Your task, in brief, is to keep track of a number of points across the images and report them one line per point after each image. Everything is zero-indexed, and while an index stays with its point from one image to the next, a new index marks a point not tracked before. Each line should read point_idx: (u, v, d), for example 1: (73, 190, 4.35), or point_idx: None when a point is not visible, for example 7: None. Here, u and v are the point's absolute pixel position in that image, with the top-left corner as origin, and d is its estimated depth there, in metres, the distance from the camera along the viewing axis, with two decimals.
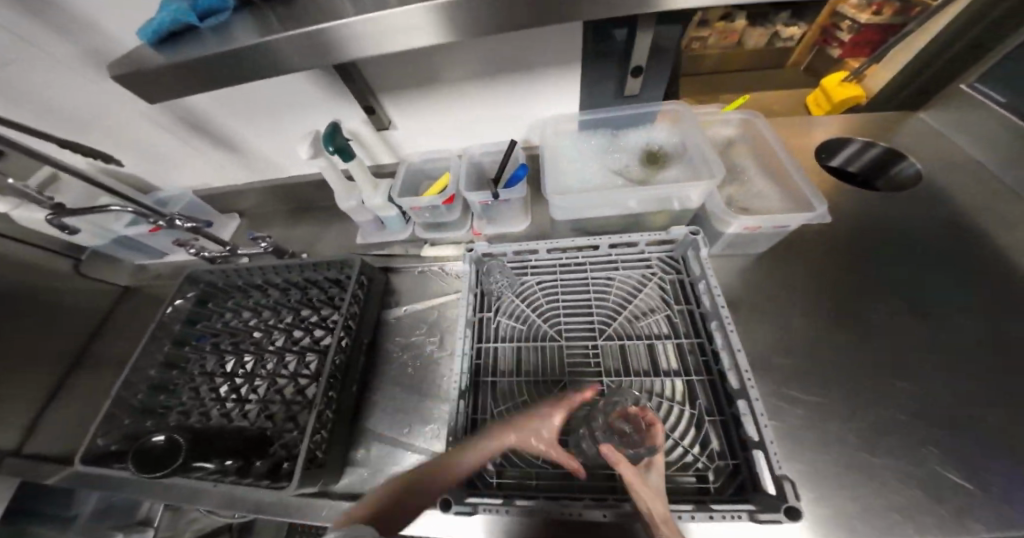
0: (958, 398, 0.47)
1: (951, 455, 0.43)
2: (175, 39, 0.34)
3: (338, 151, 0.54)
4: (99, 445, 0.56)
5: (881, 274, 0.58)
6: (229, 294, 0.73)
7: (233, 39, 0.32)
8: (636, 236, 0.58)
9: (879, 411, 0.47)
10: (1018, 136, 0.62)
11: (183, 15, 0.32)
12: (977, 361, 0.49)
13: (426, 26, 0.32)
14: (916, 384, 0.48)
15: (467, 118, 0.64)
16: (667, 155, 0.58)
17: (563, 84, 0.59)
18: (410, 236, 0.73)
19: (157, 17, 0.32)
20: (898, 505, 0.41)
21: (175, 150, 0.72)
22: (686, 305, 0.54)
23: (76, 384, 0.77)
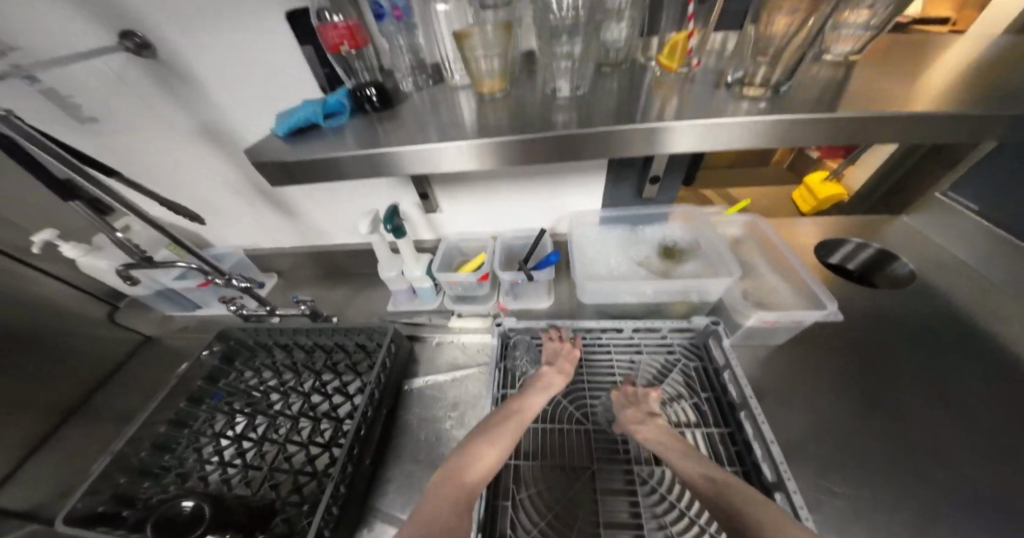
0: (1001, 502, 0.46)
1: None
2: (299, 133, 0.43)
3: (393, 230, 0.62)
4: (83, 507, 0.51)
5: (894, 362, 0.60)
6: (255, 353, 0.72)
7: (344, 135, 0.41)
8: (658, 323, 0.61)
9: (923, 505, 0.46)
10: (991, 238, 0.69)
11: (314, 117, 0.41)
12: (1010, 455, 0.49)
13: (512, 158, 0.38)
14: (954, 477, 0.48)
15: (504, 208, 0.73)
16: (682, 250, 0.65)
17: (592, 185, 0.69)
18: (438, 306, 0.77)
19: (295, 117, 0.41)
20: None
21: (237, 211, 0.81)
22: (711, 393, 0.55)
23: (64, 438, 0.73)
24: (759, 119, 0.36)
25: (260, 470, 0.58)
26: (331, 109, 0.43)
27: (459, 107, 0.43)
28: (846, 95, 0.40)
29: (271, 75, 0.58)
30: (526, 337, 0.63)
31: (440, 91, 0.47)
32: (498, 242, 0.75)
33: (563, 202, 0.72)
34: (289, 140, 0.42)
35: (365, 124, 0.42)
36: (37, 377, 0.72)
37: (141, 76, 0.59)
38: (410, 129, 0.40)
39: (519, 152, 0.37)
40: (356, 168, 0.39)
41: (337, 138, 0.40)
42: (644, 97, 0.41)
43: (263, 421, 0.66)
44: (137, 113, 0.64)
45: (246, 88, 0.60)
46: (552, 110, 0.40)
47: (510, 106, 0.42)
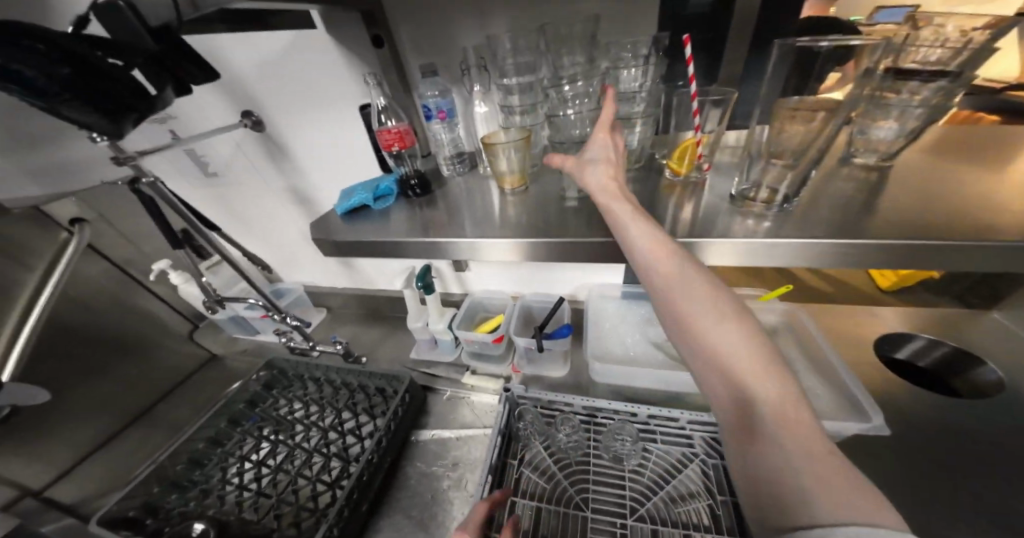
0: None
1: None
2: (354, 212, 0.51)
3: (423, 287, 0.68)
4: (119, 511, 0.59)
5: (967, 496, 0.51)
6: (292, 384, 0.80)
7: (386, 215, 0.49)
8: (675, 412, 0.57)
9: None
10: None
11: (365, 198, 0.50)
12: None
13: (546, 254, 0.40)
14: None
15: (528, 273, 0.78)
16: None
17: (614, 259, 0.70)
18: (456, 359, 0.81)
19: (352, 200, 0.50)
20: None
21: (304, 254, 0.94)
22: (730, 498, 0.50)
23: (127, 438, 0.84)
24: (758, 227, 0.37)
25: (269, 499, 0.63)
26: (381, 194, 0.51)
27: (485, 195, 0.50)
28: (876, 203, 0.38)
29: (345, 154, 0.71)
30: (534, 404, 0.63)
31: (472, 177, 0.55)
32: (518, 303, 0.77)
33: (585, 272, 0.74)
34: (344, 217, 0.50)
35: (405, 206, 0.50)
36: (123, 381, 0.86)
37: (255, 149, 0.76)
38: (438, 214, 0.47)
39: (546, 250, 0.39)
40: (401, 248, 0.44)
41: (381, 218, 0.48)
42: (654, 196, 0.45)
43: (283, 450, 0.71)
44: (246, 176, 0.81)
45: (325, 160, 0.73)
46: (564, 204, 0.45)
47: (527, 199, 0.48)
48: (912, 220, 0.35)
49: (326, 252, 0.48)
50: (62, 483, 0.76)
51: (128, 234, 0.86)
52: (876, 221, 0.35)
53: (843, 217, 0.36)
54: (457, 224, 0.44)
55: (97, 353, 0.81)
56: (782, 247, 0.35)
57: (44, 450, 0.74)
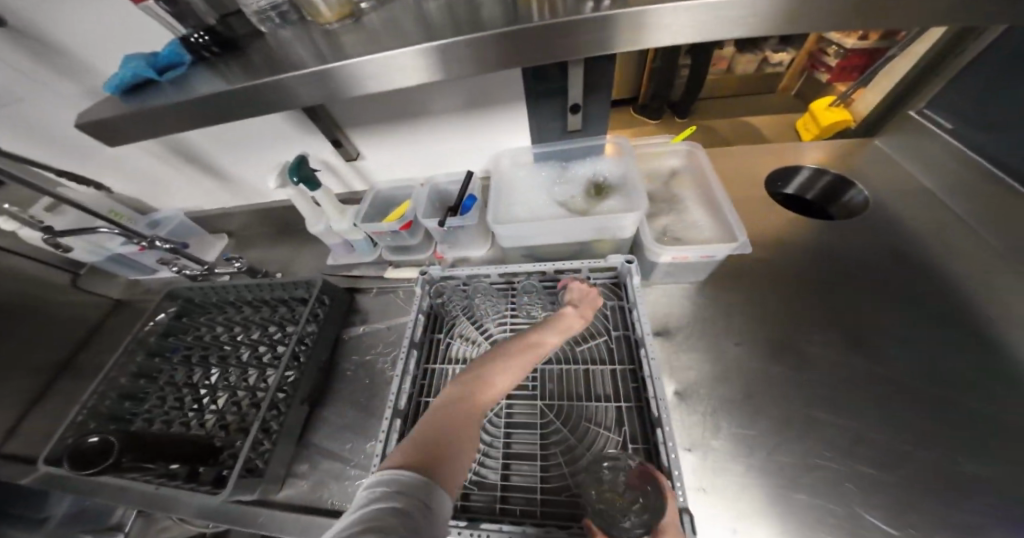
0: (873, 437, 0.49)
1: (869, 491, 0.46)
2: (137, 91, 0.40)
3: (302, 180, 0.60)
4: (57, 450, 0.57)
5: (819, 303, 0.62)
6: (207, 310, 0.75)
7: (189, 90, 0.37)
8: (576, 264, 0.60)
9: (802, 442, 0.50)
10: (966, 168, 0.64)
11: (141, 71, 0.38)
12: (899, 388, 0.53)
13: (421, 69, 0.36)
14: (845, 417, 0.51)
15: (429, 153, 0.71)
16: (610, 186, 0.60)
17: (514, 117, 0.65)
18: (377, 257, 0.78)
19: (118, 74, 0.38)
20: (806, 527, 0.45)
21: (165, 173, 0.77)
22: (623, 331, 0.56)
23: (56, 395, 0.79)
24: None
25: (210, 415, 0.63)
26: (167, 62, 0.39)
27: (311, 44, 0.39)
28: None
29: (129, 19, 0.51)
30: (454, 283, 0.64)
31: (300, 28, 0.42)
32: (426, 187, 0.71)
33: (488, 138, 0.68)
34: (125, 100, 0.39)
35: (213, 76, 0.38)
36: (24, 340, 0.75)
37: (8, 47, 0.52)
38: (255, 73, 0.37)
39: (441, 63, 0.35)
40: (286, 87, 0.36)
41: (183, 93, 0.37)
42: (511, 15, 0.36)
43: (216, 371, 0.68)
44: (22, 87, 0.58)
45: (104, 32, 0.52)
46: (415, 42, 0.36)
47: (361, 41, 0.38)
48: None
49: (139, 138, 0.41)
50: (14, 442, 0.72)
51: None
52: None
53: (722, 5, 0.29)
54: (281, 72, 0.36)
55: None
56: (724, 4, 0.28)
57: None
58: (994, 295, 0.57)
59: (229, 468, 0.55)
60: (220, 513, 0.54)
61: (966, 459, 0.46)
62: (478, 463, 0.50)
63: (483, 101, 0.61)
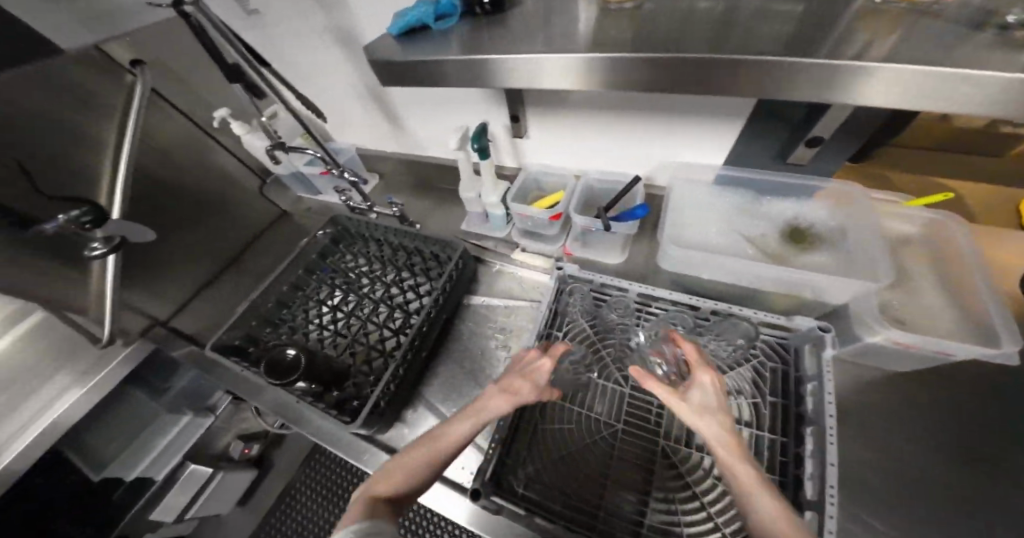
0: None
1: None
2: (413, 34, 0.43)
3: (479, 150, 0.62)
4: (227, 338, 0.64)
5: None
6: (355, 241, 0.81)
7: (458, 51, 0.38)
8: (748, 310, 0.53)
9: None
10: None
11: (424, 15, 0.41)
12: None
13: (569, 75, 0.34)
14: None
15: (597, 149, 0.67)
16: (816, 236, 0.52)
17: (719, 133, 0.56)
18: (507, 236, 0.79)
19: (408, 15, 0.42)
20: None
21: (350, 111, 0.86)
22: (780, 400, 0.48)
23: (223, 284, 0.87)
24: None
25: (342, 338, 0.69)
26: (443, 11, 0.41)
27: (575, 18, 0.38)
28: None
29: None
30: (585, 286, 0.61)
31: (559, 2, 0.41)
32: (580, 182, 0.68)
33: (674, 147, 0.61)
34: (400, 40, 0.43)
35: (478, 39, 0.38)
36: (211, 230, 0.84)
37: None
38: (522, 42, 0.36)
39: (621, 71, 0.32)
40: (443, 69, 0.38)
41: (454, 47, 0.38)
42: (833, 25, 0.30)
43: (352, 300, 0.75)
44: (285, 13, 0.66)
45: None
46: (703, 35, 0.32)
47: (635, 23, 0.35)
48: None
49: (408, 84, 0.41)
50: (183, 315, 0.81)
51: (205, 82, 0.75)
52: None
53: None
54: (551, 43, 0.35)
55: (186, 207, 0.77)
56: None
57: (165, 284, 0.77)
58: None
59: (353, 396, 0.60)
60: (346, 436, 0.60)
61: None
62: (580, 475, 0.49)
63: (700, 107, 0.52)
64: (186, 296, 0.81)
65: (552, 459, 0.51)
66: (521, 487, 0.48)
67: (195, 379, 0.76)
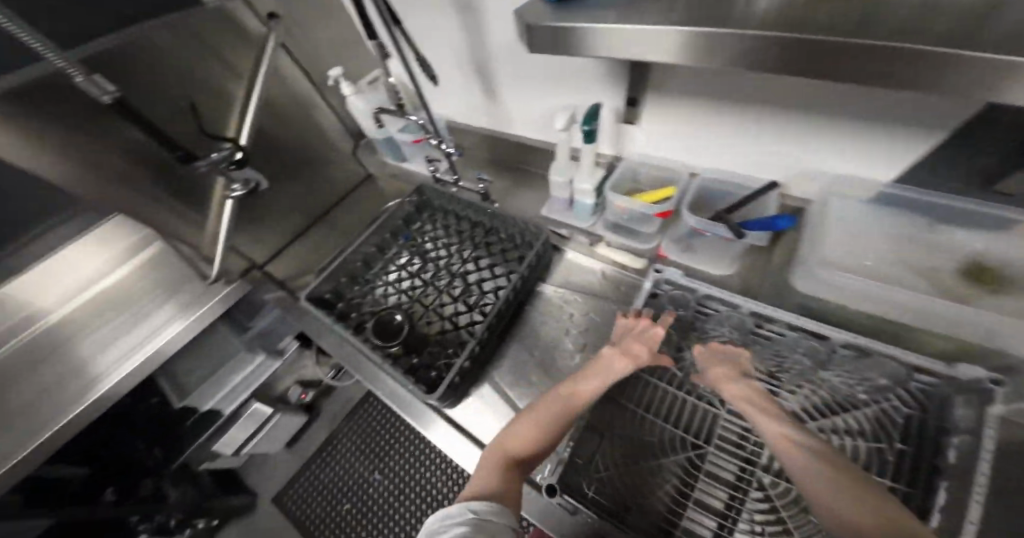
0: None
1: None
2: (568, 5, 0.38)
3: (587, 133, 0.58)
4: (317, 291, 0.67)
5: None
6: (435, 213, 0.80)
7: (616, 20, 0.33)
8: (894, 349, 0.46)
9: None
10: None
11: None
12: None
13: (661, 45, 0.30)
14: None
15: (714, 145, 0.61)
16: (1001, 274, 0.45)
17: (894, 147, 0.47)
18: (590, 227, 0.74)
19: None
20: None
21: (447, 82, 0.85)
22: (906, 449, 0.43)
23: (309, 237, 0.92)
24: None
25: (417, 306, 0.70)
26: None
27: None
28: None
29: None
30: (687, 294, 0.58)
31: None
32: (696, 181, 0.64)
33: (824, 155, 0.53)
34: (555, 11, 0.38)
35: (638, 7, 0.34)
36: (306, 186, 0.88)
37: None
38: (698, 10, 0.31)
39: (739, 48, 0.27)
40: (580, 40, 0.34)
41: (610, 15, 0.34)
42: None
43: (428, 270, 0.74)
44: None
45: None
46: (959, 12, 0.25)
47: None
48: None
49: (549, 51, 0.37)
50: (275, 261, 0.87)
51: (320, 40, 0.78)
52: None
53: None
54: (737, 13, 0.29)
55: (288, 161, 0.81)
56: None
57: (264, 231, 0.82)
58: None
59: (430, 364, 0.62)
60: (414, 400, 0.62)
61: None
62: (660, 487, 0.48)
63: (872, 106, 0.44)
64: (280, 244, 0.86)
65: (626, 466, 0.49)
66: (590, 490, 0.46)
67: (276, 320, 0.81)
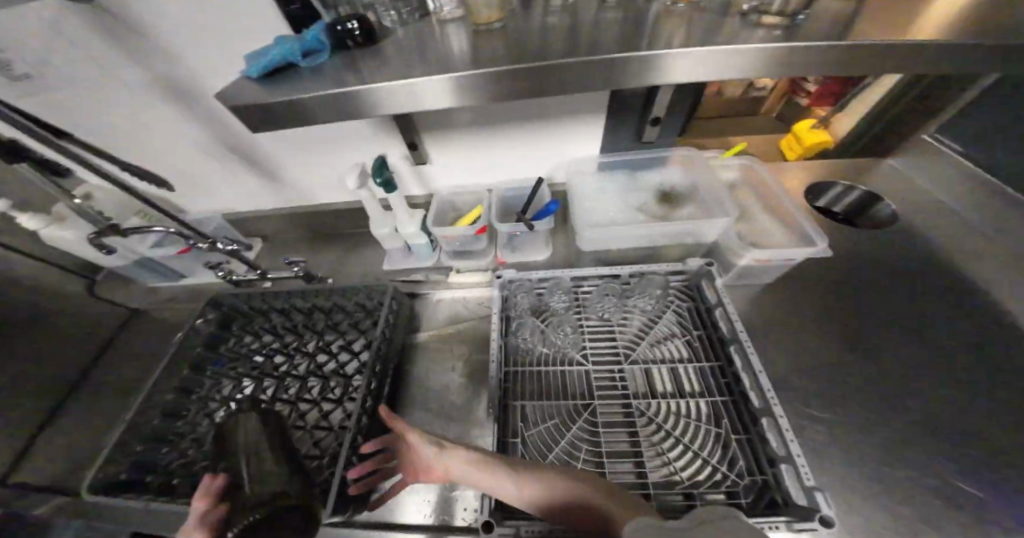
0: (965, 426, 0.51)
1: (987, 487, 0.46)
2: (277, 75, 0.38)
3: (383, 183, 0.60)
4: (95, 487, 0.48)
5: (879, 303, 0.65)
6: (252, 318, 0.68)
7: (320, 85, 0.36)
8: (653, 267, 0.65)
9: (910, 434, 0.51)
10: (971, 181, 0.71)
11: (290, 55, 0.37)
12: (974, 379, 0.55)
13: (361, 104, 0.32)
14: (934, 410, 0.53)
15: (492, 162, 0.73)
16: (679, 194, 0.69)
17: (591, 123, 0.67)
18: (434, 262, 0.77)
19: (269, 55, 0.37)
20: (926, 521, 0.45)
21: (209, 173, 0.74)
22: (703, 330, 0.59)
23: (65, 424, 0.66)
24: (833, 30, 0.33)
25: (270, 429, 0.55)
26: (309, 46, 0.39)
27: (448, 40, 0.40)
28: (855, 11, 0.36)
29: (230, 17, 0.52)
30: (526, 282, 0.66)
31: (420, 29, 0.43)
32: (494, 195, 0.75)
33: (569, 145, 0.71)
34: (264, 83, 0.37)
35: (341, 69, 0.37)
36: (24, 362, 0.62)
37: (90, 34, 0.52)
38: (390, 66, 0.36)
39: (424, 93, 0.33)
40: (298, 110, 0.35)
41: (313, 81, 0.36)
42: (647, 26, 0.38)
43: (268, 384, 0.62)
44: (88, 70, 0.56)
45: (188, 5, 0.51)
46: (553, 44, 0.37)
47: (504, 40, 0.38)
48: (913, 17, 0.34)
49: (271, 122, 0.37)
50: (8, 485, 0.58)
51: None
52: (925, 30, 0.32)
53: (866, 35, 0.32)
54: (415, 69, 0.35)
55: None
56: (819, 47, 0.32)
57: None
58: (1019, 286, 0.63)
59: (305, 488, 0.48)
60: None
61: None
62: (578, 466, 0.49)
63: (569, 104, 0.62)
64: None
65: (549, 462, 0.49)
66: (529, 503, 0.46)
67: None
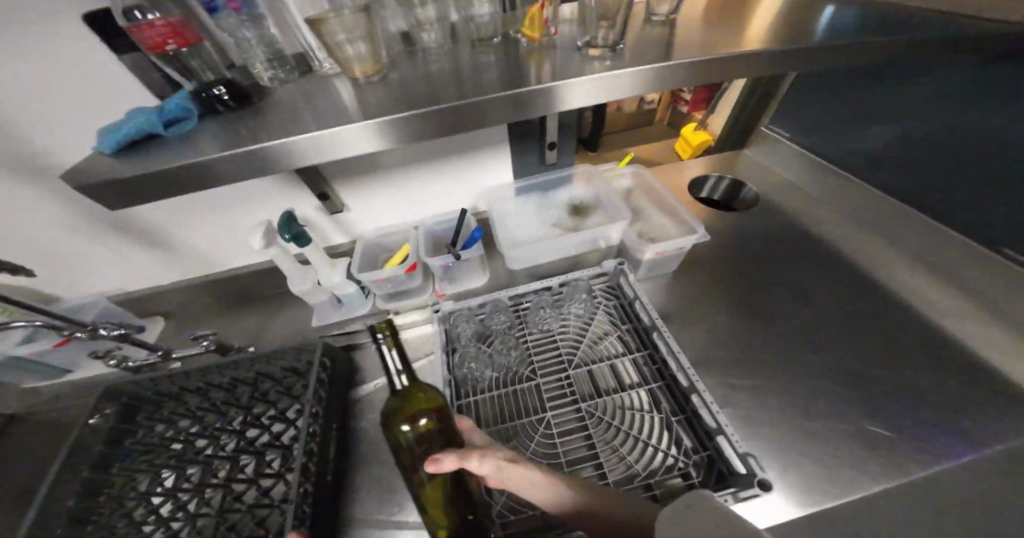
0: (841, 362, 0.62)
1: (867, 411, 0.56)
2: (139, 146, 0.36)
3: (294, 238, 0.58)
4: None
5: (764, 272, 0.77)
6: (164, 403, 0.59)
7: (199, 149, 0.35)
8: (577, 274, 0.70)
9: (803, 380, 0.61)
10: (806, 162, 0.90)
11: (149, 125, 0.36)
12: (840, 321, 0.68)
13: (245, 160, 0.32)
14: (818, 354, 0.64)
15: (413, 199, 0.75)
16: (586, 206, 0.76)
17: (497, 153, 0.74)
18: (371, 309, 0.74)
19: (123, 128, 0.35)
20: (829, 451, 0.53)
21: (87, 253, 0.66)
22: (631, 324, 0.65)
23: None
24: (655, 58, 0.41)
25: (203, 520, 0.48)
26: (172, 115, 0.37)
27: (336, 94, 0.42)
28: (670, 39, 0.45)
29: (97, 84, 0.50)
30: (465, 310, 0.68)
31: (308, 84, 0.44)
32: (421, 230, 0.76)
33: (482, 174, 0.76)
34: (123, 156, 0.35)
35: (224, 130, 0.37)
36: None
37: None
38: (276, 124, 0.37)
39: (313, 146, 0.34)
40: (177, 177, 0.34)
41: (189, 146, 0.35)
42: (515, 68, 0.43)
43: (195, 472, 0.54)
44: None
45: (44, 83, 0.49)
46: (434, 90, 0.41)
47: (391, 91, 0.41)
48: (710, 43, 0.43)
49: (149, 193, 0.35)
50: None
51: None
52: (720, 51, 0.41)
53: (678, 59, 0.40)
54: (302, 125, 0.36)
55: None
56: (647, 71, 0.40)
57: None
58: (855, 240, 0.79)
59: None
60: None
61: (904, 361, 0.61)
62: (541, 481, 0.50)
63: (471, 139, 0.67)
64: None
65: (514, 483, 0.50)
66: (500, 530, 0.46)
67: None
